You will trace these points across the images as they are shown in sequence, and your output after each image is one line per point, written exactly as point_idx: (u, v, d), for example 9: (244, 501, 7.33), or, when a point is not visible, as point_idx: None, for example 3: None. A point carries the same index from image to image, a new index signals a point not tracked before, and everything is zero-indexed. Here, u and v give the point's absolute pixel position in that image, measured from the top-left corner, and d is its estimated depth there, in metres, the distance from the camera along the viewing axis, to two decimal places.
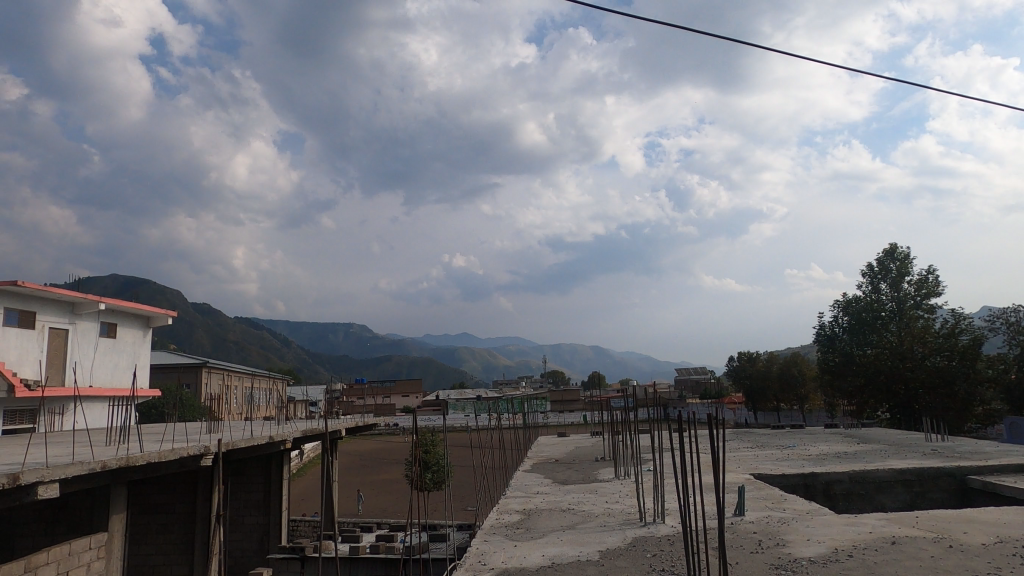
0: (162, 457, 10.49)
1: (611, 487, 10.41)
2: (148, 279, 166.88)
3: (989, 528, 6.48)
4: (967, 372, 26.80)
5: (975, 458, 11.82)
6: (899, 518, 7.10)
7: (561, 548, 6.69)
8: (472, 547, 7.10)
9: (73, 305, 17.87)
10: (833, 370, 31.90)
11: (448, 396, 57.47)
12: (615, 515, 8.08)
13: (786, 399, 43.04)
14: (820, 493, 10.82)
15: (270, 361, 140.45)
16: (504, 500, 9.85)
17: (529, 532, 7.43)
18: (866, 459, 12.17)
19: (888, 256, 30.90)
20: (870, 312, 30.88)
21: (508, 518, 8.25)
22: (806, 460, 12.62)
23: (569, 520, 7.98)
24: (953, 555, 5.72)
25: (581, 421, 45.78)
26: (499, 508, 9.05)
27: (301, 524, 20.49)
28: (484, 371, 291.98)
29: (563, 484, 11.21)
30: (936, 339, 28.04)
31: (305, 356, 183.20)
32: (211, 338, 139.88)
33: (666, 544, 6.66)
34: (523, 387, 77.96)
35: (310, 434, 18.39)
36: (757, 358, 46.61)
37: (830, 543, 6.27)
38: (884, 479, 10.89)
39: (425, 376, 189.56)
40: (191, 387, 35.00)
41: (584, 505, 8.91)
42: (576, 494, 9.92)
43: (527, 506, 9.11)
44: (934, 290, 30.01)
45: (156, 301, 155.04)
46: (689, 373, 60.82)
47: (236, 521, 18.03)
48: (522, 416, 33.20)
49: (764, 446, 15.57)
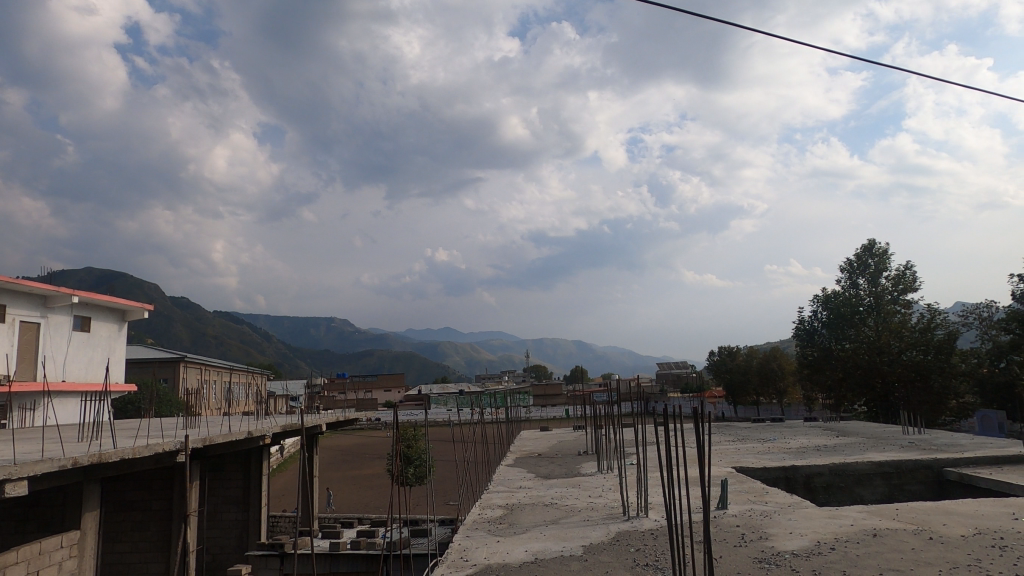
0: (136, 453, 10.25)
1: (594, 481, 10.38)
2: (124, 273, 164.11)
3: (969, 520, 6.52)
4: (942, 367, 27.21)
5: (951, 450, 11.99)
6: (879, 510, 7.14)
7: (544, 543, 6.62)
8: (454, 543, 7.00)
9: (44, 298, 17.44)
10: (812, 364, 32.31)
11: (430, 390, 57.34)
12: (599, 509, 8.04)
13: (766, 392, 43.54)
14: (800, 486, 10.90)
15: (251, 355, 139.10)
16: (487, 494, 9.78)
17: (512, 528, 7.36)
18: (846, 452, 12.29)
19: (866, 251, 31.27)
20: (848, 306, 31.25)
21: (491, 514, 8.17)
22: (787, 453, 12.72)
23: (553, 514, 7.93)
24: (934, 547, 5.74)
25: (564, 415, 45.94)
26: (481, 503, 8.97)
27: (281, 519, 20.24)
28: (466, 365, 291.89)
29: (546, 478, 11.16)
30: (912, 334, 28.43)
31: (286, 351, 181.73)
32: (190, 332, 138.09)
33: (650, 539, 6.62)
34: (505, 381, 78.02)
35: (290, 429, 18.15)
36: (737, 353, 47.18)
37: (813, 536, 6.28)
38: (864, 472, 10.98)
39: (407, 370, 189.06)
40: (169, 382, 34.46)
41: (567, 499, 8.86)
42: (559, 489, 9.89)
43: (510, 500, 9.05)
44: (911, 285, 30.46)
45: (133, 294, 152.49)
46: (670, 367, 61.38)
47: (214, 517, 17.77)
48: (505, 409, 33.21)
49: (745, 439, 15.69)
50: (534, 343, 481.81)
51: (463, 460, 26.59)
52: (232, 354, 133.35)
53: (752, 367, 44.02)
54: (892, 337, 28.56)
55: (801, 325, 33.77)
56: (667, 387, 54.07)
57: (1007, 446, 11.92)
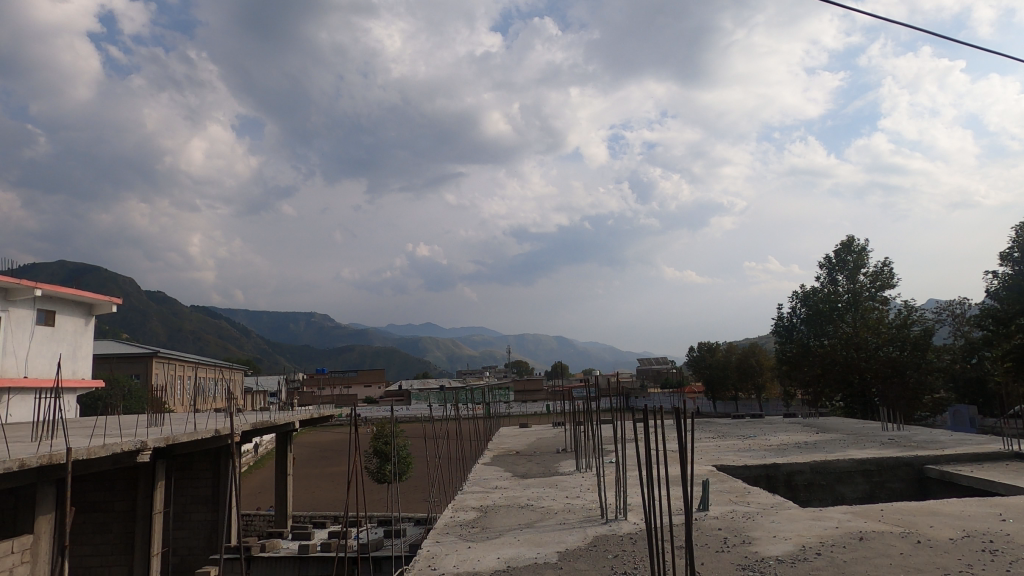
0: (92, 454, 9.71)
1: (572, 481, 10.10)
2: (97, 267, 160.64)
3: (957, 522, 6.31)
4: (918, 363, 27.58)
5: (931, 447, 11.90)
6: (864, 511, 6.92)
7: (517, 549, 6.28)
8: (423, 549, 6.63)
9: (5, 291, 16.69)
10: (791, 360, 32.33)
11: (409, 386, 56.78)
12: (576, 511, 7.73)
13: (745, 388, 43.73)
14: (782, 484, 10.71)
15: (228, 350, 137.09)
16: (460, 495, 9.42)
17: (485, 532, 7.01)
18: (827, 450, 12.15)
19: (845, 248, 31.40)
20: (827, 303, 31.20)
21: (463, 517, 7.81)
22: (767, 450, 12.54)
23: (528, 517, 7.60)
24: (922, 552, 5.51)
25: (543, 411, 45.73)
26: (454, 505, 8.61)
27: (254, 519, 19.70)
28: (447, 360, 291.23)
29: (523, 478, 10.83)
30: (889, 330, 28.68)
31: (264, 346, 179.45)
32: (166, 327, 135.62)
33: (628, 544, 6.32)
34: (485, 376, 77.70)
35: (262, 427, 17.59)
36: (717, 349, 47.46)
37: (797, 540, 6.02)
38: (845, 469, 10.83)
39: (387, 366, 187.83)
40: (140, 378, 33.54)
41: (543, 501, 8.54)
42: (536, 489, 9.57)
43: (484, 502, 8.70)
44: (889, 282, 30.53)
45: (107, 288, 149.35)
46: (650, 363, 61.57)
47: (182, 518, 17.21)
48: (485, 406, 32.88)
49: (725, 436, 15.51)
50: (515, 338, 482.19)
51: (441, 457, 26.18)
52: (209, 349, 131.30)
53: (730, 363, 44.17)
54: (869, 333, 28.77)
55: (780, 321, 33.61)
56: (647, 383, 54.22)
57: (986, 442, 11.85)
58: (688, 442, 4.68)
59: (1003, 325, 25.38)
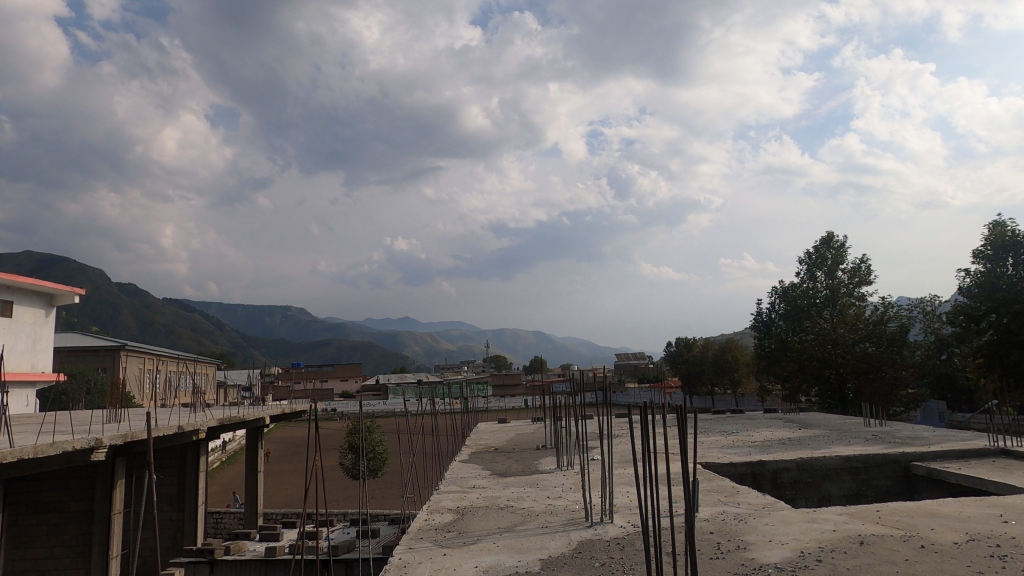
0: (40, 453, 9.01)
1: (553, 479, 9.69)
2: (65, 258, 156.37)
3: (958, 524, 6.02)
4: (894, 359, 28.04)
5: (916, 443, 11.75)
6: (860, 513, 6.60)
7: (497, 557, 5.83)
8: (394, 557, 6.14)
9: None
10: (769, 356, 32.24)
11: (387, 380, 56.11)
12: (559, 513, 7.30)
13: (721, 383, 43.83)
14: (768, 482, 10.43)
15: (201, 343, 134.44)
16: (435, 495, 8.95)
17: (462, 537, 6.55)
18: (812, 446, 11.93)
19: (824, 245, 31.47)
20: (805, 299, 30.77)
21: (439, 520, 7.33)
22: (752, 447, 12.27)
23: (507, 520, 7.15)
24: (928, 558, 5.18)
25: (522, 406, 45.34)
26: (429, 507, 8.12)
27: (223, 517, 18.99)
28: (425, 355, 289.75)
29: (501, 477, 10.39)
30: (866, 326, 28.94)
31: (239, 339, 176.57)
32: (136, 320, 132.55)
33: (615, 550, 5.90)
34: (463, 371, 77.09)
35: (229, 423, 16.86)
36: (694, 344, 48.16)
37: (794, 545, 5.66)
38: (831, 467, 10.59)
39: (364, 360, 185.84)
40: (107, 372, 32.44)
41: (523, 502, 8.09)
42: (516, 489, 9.13)
43: (461, 504, 8.23)
44: (866, 279, 30.45)
45: (75, 280, 145.39)
46: (629, 357, 61.74)
47: (145, 516, 16.50)
48: (463, 401, 32.43)
49: (708, 432, 15.25)
50: (493, 333, 481.73)
51: (420, 452, 25.76)
52: (182, 342, 128.57)
53: (707, 358, 44.37)
54: (847, 328, 28.87)
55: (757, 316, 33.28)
56: (625, 378, 54.30)
57: (970, 439, 11.74)
58: (687, 441, 4.35)
59: (974, 322, 25.60)
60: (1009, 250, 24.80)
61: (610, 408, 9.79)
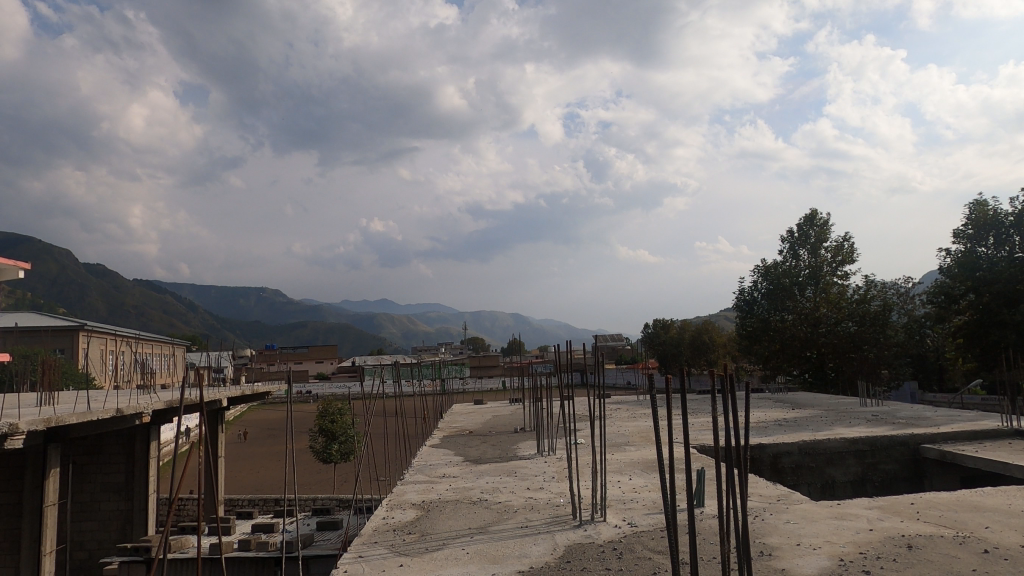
0: None
1: (533, 467, 8.62)
2: (30, 238, 151.33)
3: (1017, 522, 5.05)
4: (875, 336, 27.58)
5: (921, 424, 10.95)
6: (892, 508, 5.63)
7: (465, 569, 4.71)
8: (339, 567, 5.01)
9: None
10: (751, 335, 30.91)
11: (364, 362, 54.85)
12: (541, 510, 6.20)
13: (697, 364, 43.18)
14: (768, 467, 9.49)
15: (173, 325, 131.08)
16: (399, 487, 7.82)
17: (424, 541, 5.43)
18: (812, 427, 11.03)
19: (808, 222, 30.71)
20: (787, 277, 29.74)
21: (399, 519, 6.19)
22: (748, 429, 11.40)
23: (480, 519, 6.02)
24: (1000, 569, 4.18)
25: (499, 387, 44.38)
26: (390, 502, 6.96)
27: (183, 502, 17.60)
28: (402, 337, 287.53)
29: (475, 464, 9.28)
30: (848, 305, 28.38)
31: (213, 321, 172.82)
32: (105, 301, 128.68)
33: (612, 558, 4.80)
34: (441, 353, 75.89)
35: (179, 405, 15.39)
36: (672, 326, 47.78)
37: (828, 551, 4.63)
38: (835, 450, 9.72)
39: (339, 342, 182.94)
40: (65, 353, 30.72)
41: (500, 494, 6.99)
42: (491, 478, 8.03)
43: (427, 497, 7.12)
44: (850, 257, 29.77)
45: (39, 260, 140.13)
46: (608, 339, 61.02)
47: (90, 507, 15.13)
48: (439, 382, 31.29)
49: (695, 415, 14.28)
50: (470, 315, 479.94)
51: (390, 434, 24.59)
52: (153, 323, 125.03)
53: (684, 340, 43.84)
54: (829, 308, 28.63)
55: (740, 296, 32.22)
56: (604, 360, 53.72)
57: (979, 419, 10.95)
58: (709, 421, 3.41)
59: (953, 301, 25.02)
60: (990, 229, 24.03)
61: (599, 386, 8.64)
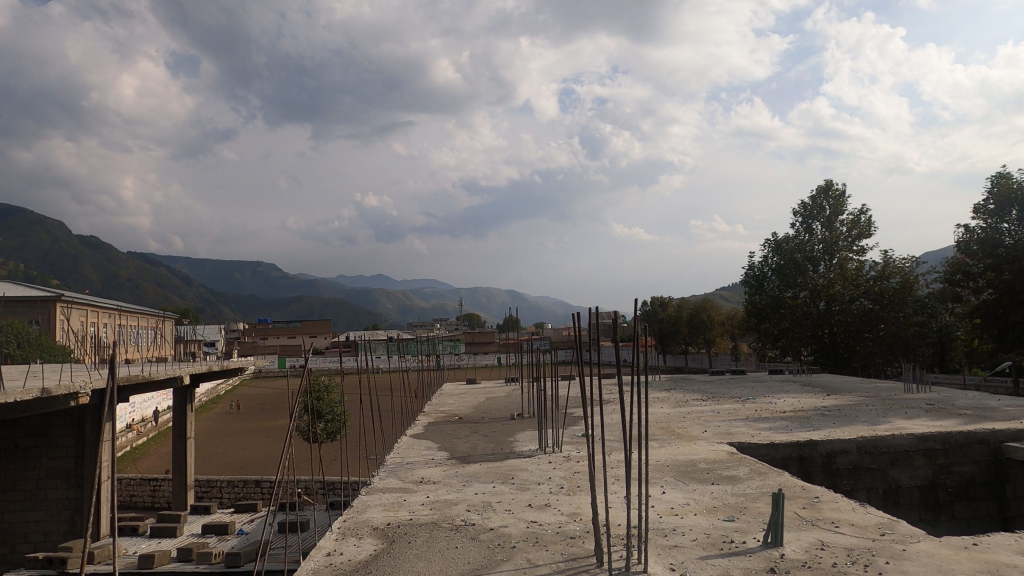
0: None
1: (535, 470, 6.85)
2: (18, 210, 147.82)
3: None
4: (895, 316, 25.63)
5: (993, 416, 9.40)
6: None
7: None
8: None
9: None
10: (759, 312, 29.19)
11: (356, 336, 53.06)
12: (550, 546, 4.39)
13: (696, 342, 41.58)
14: (820, 468, 8.13)
15: (168, 297, 128.82)
16: (365, 501, 6.01)
17: None
18: (863, 420, 9.60)
19: (822, 194, 28.79)
20: (801, 252, 28.07)
21: (353, 559, 4.38)
22: (786, 421, 9.89)
23: (471, 563, 4.17)
24: None
25: (494, 364, 42.71)
26: (344, 527, 5.16)
27: (152, 485, 15.69)
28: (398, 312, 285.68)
29: (462, 463, 7.54)
30: (865, 282, 26.50)
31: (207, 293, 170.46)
32: (97, 272, 126.20)
33: None
34: (438, 329, 74.31)
35: (126, 382, 13.28)
36: (669, 303, 45.71)
37: None
38: (901, 449, 8.23)
39: (333, 318, 180.98)
40: (41, 326, 28.06)
41: (493, 517, 5.16)
42: (485, 487, 6.24)
43: (398, 519, 5.29)
44: (867, 231, 27.93)
45: (30, 230, 137.06)
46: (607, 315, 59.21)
47: (34, 497, 13.26)
48: (432, 358, 29.55)
49: (718, 400, 12.69)
50: (465, 291, 478.45)
51: (374, 415, 22.66)
52: (149, 295, 122.46)
53: (682, 317, 41.93)
54: (843, 285, 26.60)
55: (750, 273, 30.45)
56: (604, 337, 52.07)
57: None
58: None
59: (969, 279, 23.26)
60: (1014, 203, 21.88)
61: (586, 359, 5.94)
